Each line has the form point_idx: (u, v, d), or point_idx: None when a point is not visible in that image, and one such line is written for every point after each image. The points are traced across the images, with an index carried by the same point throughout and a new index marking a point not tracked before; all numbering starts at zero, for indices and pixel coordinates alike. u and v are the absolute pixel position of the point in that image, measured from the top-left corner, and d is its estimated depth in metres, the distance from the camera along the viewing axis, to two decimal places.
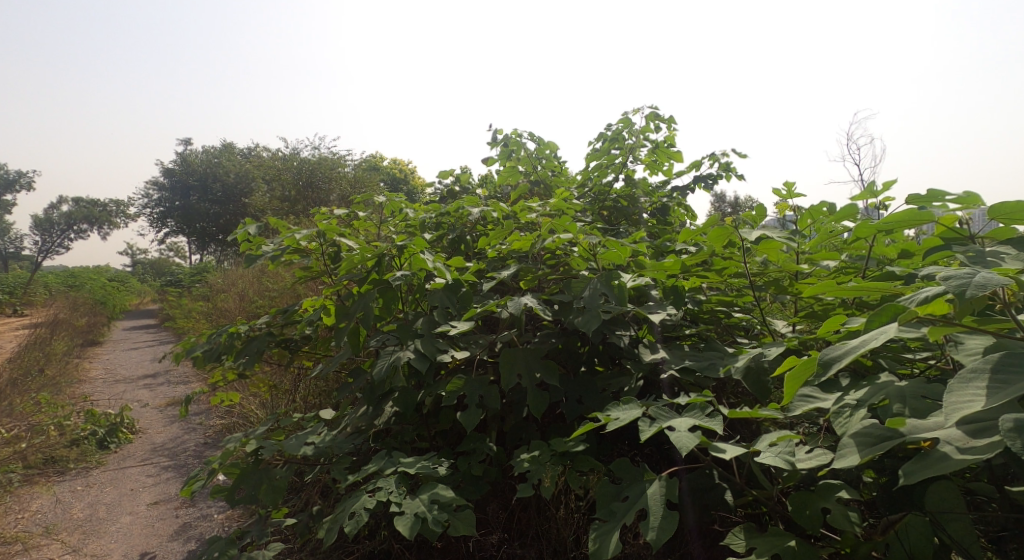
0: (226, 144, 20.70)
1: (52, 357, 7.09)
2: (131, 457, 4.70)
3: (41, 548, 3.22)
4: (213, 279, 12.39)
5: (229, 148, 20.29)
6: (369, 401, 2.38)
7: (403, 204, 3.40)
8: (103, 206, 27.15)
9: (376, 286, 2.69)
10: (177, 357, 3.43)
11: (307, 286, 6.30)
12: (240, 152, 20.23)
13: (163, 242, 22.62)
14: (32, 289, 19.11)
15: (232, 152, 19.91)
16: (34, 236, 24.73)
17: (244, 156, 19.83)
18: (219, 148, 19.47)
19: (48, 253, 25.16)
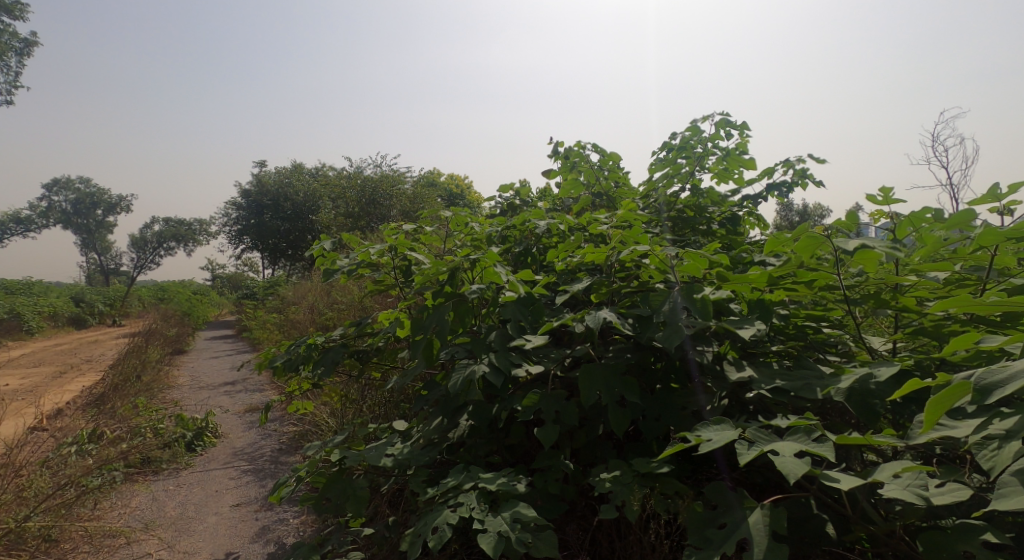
0: (295, 164, 21.85)
1: (146, 364, 7.69)
2: (215, 459, 5.00)
3: (140, 543, 3.47)
4: (286, 293, 13.09)
5: (298, 168, 21.42)
6: (444, 414, 2.42)
7: (468, 219, 3.45)
8: (190, 225, 29.36)
9: (450, 298, 2.74)
10: (259, 366, 3.62)
11: (373, 299, 6.52)
12: (309, 172, 21.33)
13: (241, 259, 24.20)
14: (128, 302, 20.93)
15: (301, 172, 21.04)
16: (130, 254, 27.26)
17: (311, 176, 20.87)
18: (289, 168, 20.59)
19: (141, 268, 27.56)
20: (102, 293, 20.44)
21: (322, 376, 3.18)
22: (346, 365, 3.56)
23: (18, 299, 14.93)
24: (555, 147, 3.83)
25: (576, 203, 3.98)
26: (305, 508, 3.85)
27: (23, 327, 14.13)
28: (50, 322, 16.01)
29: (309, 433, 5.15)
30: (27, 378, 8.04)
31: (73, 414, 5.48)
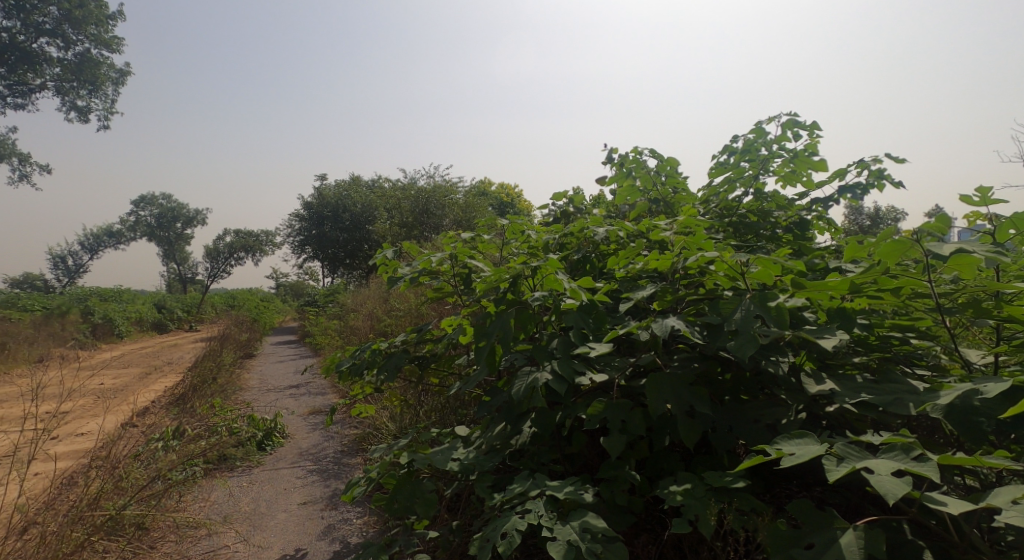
0: (353, 177, 22.63)
1: (220, 367, 8.16)
2: (283, 459, 5.24)
3: (219, 535, 3.68)
4: (345, 300, 13.60)
5: (356, 181, 22.22)
6: (507, 421, 2.44)
7: (525, 227, 3.47)
8: (258, 236, 31.07)
9: (511, 305, 2.76)
10: (326, 369, 3.77)
11: (428, 307, 6.67)
12: (366, 185, 22.10)
13: (304, 268, 25.36)
14: (203, 309, 22.36)
15: (359, 184, 21.80)
16: (205, 264, 29.12)
17: (368, 189, 21.60)
18: (348, 181, 21.38)
19: (214, 277, 29.40)
20: (180, 300, 21.93)
21: (386, 381, 3.27)
22: (407, 370, 3.65)
23: (108, 306, 16.22)
24: (611, 153, 3.79)
25: (632, 210, 3.92)
26: (367, 509, 3.96)
27: (113, 331, 15.34)
28: (135, 327, 17.29)
29: (369, 436, 5.31)
30: (118, 377, 8.72)
31: (158, 412, 5.88)
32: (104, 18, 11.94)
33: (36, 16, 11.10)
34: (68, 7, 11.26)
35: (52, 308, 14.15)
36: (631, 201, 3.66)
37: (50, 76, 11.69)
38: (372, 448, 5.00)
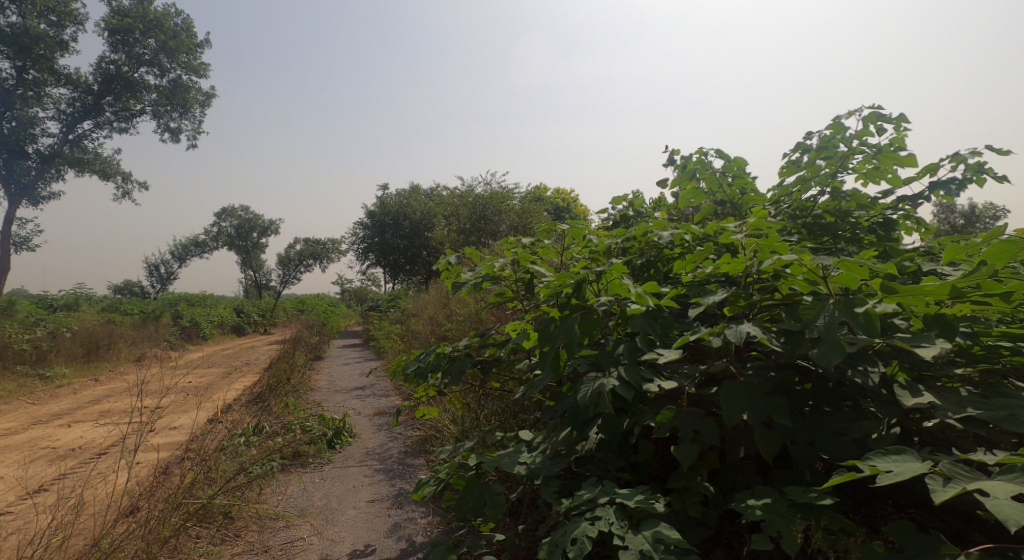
0: (412, 185, 23.22)
1: (293, 368, 8.59)
2: (352, 457, 5.44)
3: (296, 527, 3.87)
4: (406, 305, 13.96)
5: (416, 189, 22.82)
6: (573, 426, 2.42)
7: (586, 231, 3.43)
8: (325, 244, 32.49)
9: (575, 310, 2.74)
10: (393, 372, 3.88)
11: (488, 312, 6.74)
12: (425, 193, 22.65)
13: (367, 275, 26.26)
14: (276, 313, 23.64)
15: (418, 193, 22.37)
16: (278, 271, 30.78)
17: (428, 197, 22.12)
18: (409, 190, 21.98)
19: (286, 283, 31.00)
20: (257, 305, 23.31)
21: (450, 384, 3.32)
22: (469, 375, 3.70)
23: (194, 310, 17.46)
24: (673, 156, 3.70)
25: (696, 213, 3.80)
26: (431, 510, 4.04)
27: (198, 334, 16.49)
28: (217, 330, 18.51)
29: (432, 438, 5.42)
30: (203, 376, 9.35)
31: (239, 409, 6.26)
32: (192, 47, 12.86)
33: (137, 48, 12.14)
34: (163, 38, 12.27)
35: (147, 312, 15.41)
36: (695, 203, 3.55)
37: (147, 102, 12.72)
38: (435, 449, 5.09)
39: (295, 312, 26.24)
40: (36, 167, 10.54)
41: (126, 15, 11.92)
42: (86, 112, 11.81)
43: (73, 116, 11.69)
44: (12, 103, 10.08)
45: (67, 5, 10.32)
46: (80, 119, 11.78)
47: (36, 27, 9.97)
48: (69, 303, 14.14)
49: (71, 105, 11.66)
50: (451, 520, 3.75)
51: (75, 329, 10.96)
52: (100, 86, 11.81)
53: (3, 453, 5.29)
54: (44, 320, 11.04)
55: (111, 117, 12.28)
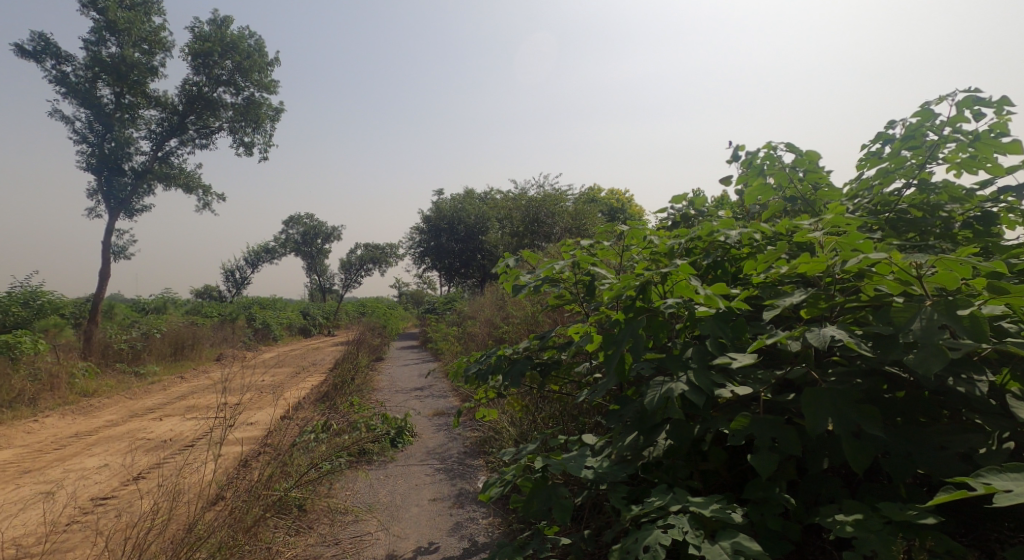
0: (467, 190, 23.42)
1: (356, 369, 8.88)
2: (414, 456, 5.56)
3: (364, 522, 4.00)
4: (462, 307, 14.13)
5: (469, 194, 22.98)
6: (640, 431, 2.37)
7: (647, 232, 3.36)
8: (384, 249, 33.42)
9: (640, 313, 2.67)
10: (454, 374, 3.93)
11: (544, 314, 6.71)
12: (480, 197, 22.84)
13: (423, 279, 26.83)
14: (338, 316, 24.57)
15: (473, 197, 22.61)
16: (340, 275, 31.98)
17: (482, 201, 22.31)
18: (462, 194, 22.02)
19: (348, 287, 32.15)
20: (322, 308, 24.31)
21: (511, 386, 3.33)
22: (529, 377, 3.69)
23: (267, 313, 18.47)
24: (737, 151, 3.55)
25: (762, 210, 3.62)
26: (492, 510, 4.06)
27: (270, 336, 17.42)
28: (286, 331, 19.50)
29: (491, 439, 5.46)
30: (275, 376, 9.84)
31: (309, 407, 6.55)
32: (265, 66, 13.59)
33: (216, 69, 13.00)
34: (239, 59, 13.06)
35: (225, 315, 16.40)
36: (762, 200, 3.39)
37: (225, 119, 13.58)
38: (494, 451, 5.13)
39: (357, 314, 27.23)
40: (131, 182, 11.48)
41: (206, 40, 12.78)
42: (172, 130, 12.77)
43: (161, 135, 12.65)
44: (110, 125, 11.05)
45: (156, 34, 11.20)
46: (167, 137, 12.73)
47: (131, 55, 10.87)
48: (158, 306, 15.31)
49: (160, 125, 12.63)
50: (512, 521, 3.77)
51: (164, 331, 11.83)
52: (185, 106, 12.73)
53: (106, 442, 5.79)
54: (137, 322, 12.00)
55: (193, 134, 13.19)
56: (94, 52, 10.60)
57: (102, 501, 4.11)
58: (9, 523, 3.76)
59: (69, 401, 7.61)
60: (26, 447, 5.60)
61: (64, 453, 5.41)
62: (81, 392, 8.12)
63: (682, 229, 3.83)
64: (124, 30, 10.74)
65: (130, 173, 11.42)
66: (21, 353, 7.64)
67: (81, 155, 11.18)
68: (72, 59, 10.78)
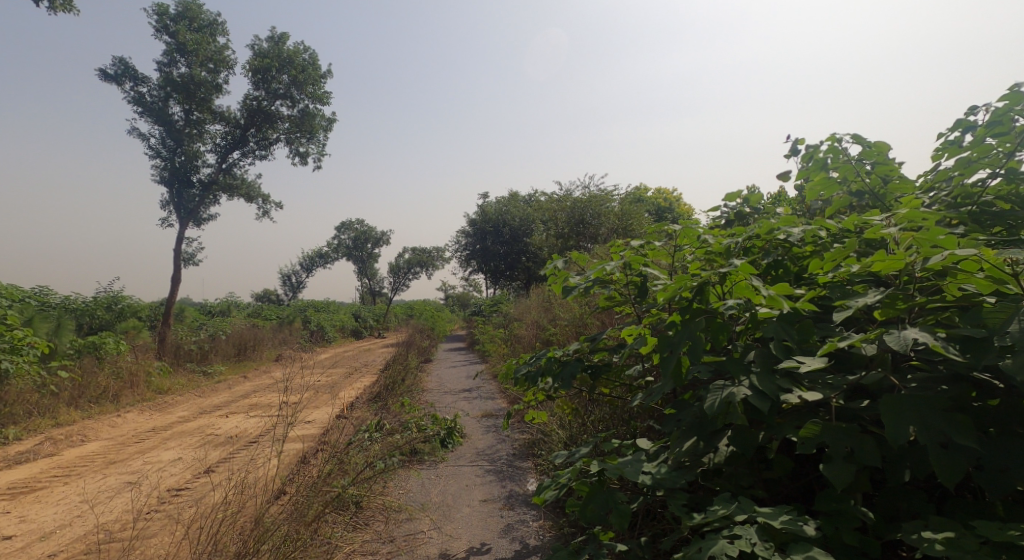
0: (512, 192, 23.43)
1: (406, 371, 9.04)
2: (463, 456, 5.60)
3: (417, 520, 4.06)
4: (508, 310, 14.17)
5: (514, 196, 22.94)
6: (700, 437, 2.30)
7: (701, 231, 3.25)
8: (431, 253, 33.95)
9: (697, 315, 2.58)
10: (504, 376, 3.92)
11: (592, 316, 6.63)
12: (525, 200, 22.84)
13: (470, 281, 27.09)
14: (388, 319, 25.15)
15: (518, 199, 22.63)
16: (389, 279, 32.76)
17: (527, 203, 22.30)
18: (508, 196, 21.97)
19: (397, 290, 32.84)
20: (372, 311, 24.96)
21: (561, 388, 3.29)
22: (579, 380, 3.64)
23: (321, 316, 19.12)
24: (796, 145, 3.39)
25: (825, 207, 3.44)
26: (543, 513, 4.04)
27: (324, 337, 18.02)
28: (339, 333, 20.13)
29: (539, 442, 5.43)
30: (330, 376, 10.16)
31: (362, 408, 6.72)
32: (319, 78, 14.10)
33: (274, 83, 13.59)
34: (295, 73, 13.61)
35: (283, 318, 17.08)
36: (824, 196, 3.22)
37: (282, 131, 14.18)
38: (543, 453, 5.10)
39: (404, 316, 27.79)
40: (199, 193, 12.15)
41: (265, 56, 13.40)
42: (235, 143, 13.44)
43: (225, 148, 13.35)
44: (180, 141, 11.74)
45: (220, 53, 11.82)
46: (230, 150, 13.42)
47: (198, 74, 11.53)
48: (223, 309, 16.15)
49: (224, 139, 13.34)
50: (563, 525, 3.73)
51: (228, 333, 12.44)
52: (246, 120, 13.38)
53: (179, 437, 6.13)
54: (204, 324, 12.69)
55: (254, 146, 13.84)
56: (167, 73, 11.32)
57: (178, 492, 4.35)
58: (97, 510, 4.05)
59: (146, 398, 8.13)
60: (109, 439, 6.01)
61: (143, 445, 5.78)
62: (157, 390, 8.64)
63: (737, 228, 3.69)
64: (192, 52, 11.40)
65: (198, 185, 12.10)
66: (105, 353, 8.21)
67: (155, 169, 11.94)
68: (146, 81, 11.53)
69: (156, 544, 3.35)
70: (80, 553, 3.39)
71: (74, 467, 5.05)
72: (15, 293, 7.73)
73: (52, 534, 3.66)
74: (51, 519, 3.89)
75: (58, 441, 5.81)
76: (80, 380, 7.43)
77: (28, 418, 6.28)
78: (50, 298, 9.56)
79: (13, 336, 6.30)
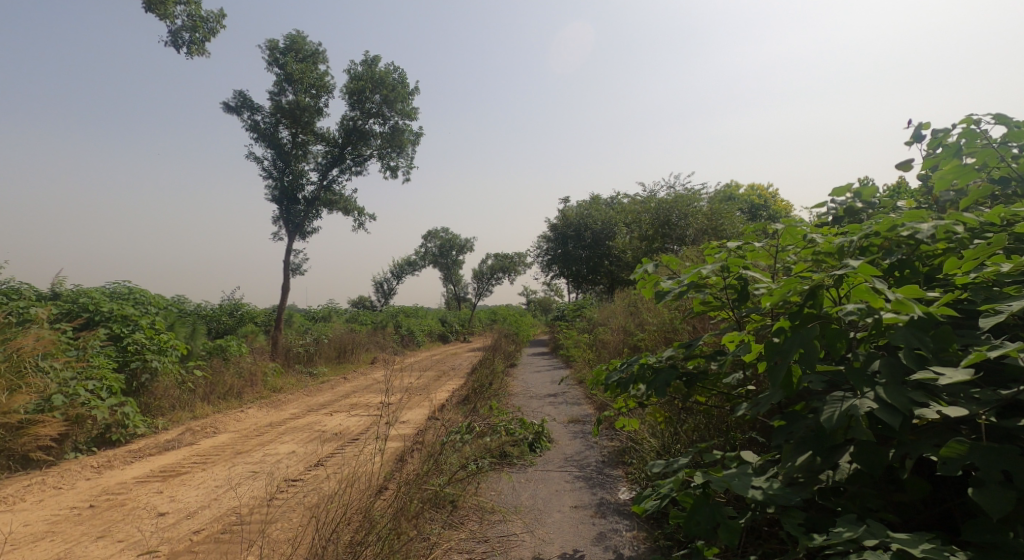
0: (594, 195, 23.14)
1: (493, 375, 9.19)
2: (552, 461, 5.58)
3: (511, 522, 4.10)
4: (592, 314, 13.97)
5: (596, 199, 22.66)
6: (817, 452, 2.13)
7: (806, 230, 3.02)
8: (513, 258, 34.31)
9: (809, 321, 2.40)
10: (594, 382, 3.85)
11: (682, 321, 6.37)
12: (606, 202, 22.48)
13: (552, 287, 27.08)
14: (472, 324, 25.71)
15: (599, 202, 22.31)
16: (473, 285, 33.51)
17: (608, 206, 21.95)
18: (589, 200, 21.77)
19: (480, 295, 33.45)
20: (458, 316, 25.63)
21: (656, 397, 3.18)
22: (673, 387, 3.50)
23: (411, 321, 19.91)
24: (920, 130, 3.07)
25: (958, 197, 3.08)
26: (636, 523, 3.93)
27: (415, 341, 18.76)
28: (428, 338, 20.88)
29: (629, 450, 5.29)
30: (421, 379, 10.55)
31: (453, 410, 6.90)
32: (408, 95, 14.77)
33: (367, 103, 14.41)
34: (386, 93, 14.36)
35: (377, 324, 18.00)
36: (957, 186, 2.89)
37: (376, 148, 15.01)
38: (633, 462, 4.96)
39: (487, 322, 28.32)
40: (304, 209, 13.15)
41: (360, 79, 14.24)
42: (334, 161, 14.42)
43: (326, 166, 14.35)
44: (289, 162, 12.78)
45: (322, 80, 12.71)
46: (330, 167, 14.41)
47: (304, 101, 12.49)
48: (325, 315, 17.31)
49: (325, 158, 14.35)
50: (658, 537, 3.61)
51: (330, 337, 13.30)
52: (343, 140, 14.31)
53: (292, 432, 6.65)
54: (309, 329, 13.68)
55: (350, 163, 14.76)
56: (277, 101, 12.38)
57: (293, 482, 4.71)
58: (229, 495, 4.48)
59: (263, 396, 8.89)
60: (235, 432, 6.64)
61: (262, 439, 6.32)
62: (272, 389, 9.43)
63: (850, 225, 3.40)
64: (298, 80, 12.37)
65: (304, 201, 13.09)
66: (230, 354, 9.08)
67: (268, 188, 13.08)
68: (260, 109, 12.68)
69: (281, 530, 3.65)
70: (218, 532, 3.77)
71: (209, 455, 5.63)
72: (158, 302, 8.78)
73: (196, 514, 4.10)
74: (192, 501, 4.36)
75: (195, 431, 6.50)
76: (210, 378, 8.27)
77: (172, 410, 7.09)
78: (185, 305, 10.74)
79: (160, 339, 7.14)
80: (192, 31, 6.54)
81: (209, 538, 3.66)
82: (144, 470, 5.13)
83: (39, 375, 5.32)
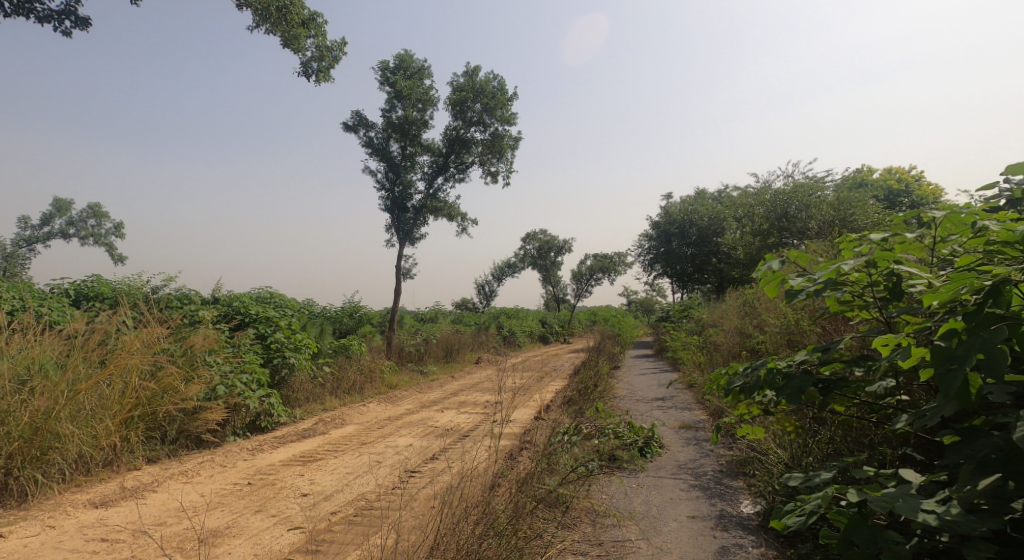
0: (699, 190, 21.93)
1: (597, 377, 9.01)
2: (664, 468, 5.34)
3: (626, 528, 3.98)
4: (700, 316, 13.25)
5: (703, 194, 21.45)
6: (1011, 476, 1.80)
7: (976, 217, 2.59)
8: (615, 258, 33.54)
9: (991, 322, 2.04)
10: (712, 387, 3.58)
11: (806, 323, 5.82)
12: (714, 197, 21.19)
13: (657, 287, 26.11)
14: (572, 325, 25.52)
15: (705, 197, 21.09)
16: (573, 286, 33.25)
17: (716, 200, 20.70)
18: (694, 195, 20.65)
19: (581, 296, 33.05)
20: (559, 318, 25.54)
21: (790, 404, 2.88)
22: (807, 395, 3.16)
23: (513, 322, 20.18)
24: None
25: None
26: (764, 540, 3.64)
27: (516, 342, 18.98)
28: (529, 339, 21.03)
29: (750, 461, 4.92)
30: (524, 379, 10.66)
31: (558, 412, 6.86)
32: (507, 102, 15.03)
33: (469, 112, 14.87)
34: (487, 101, 14.74)
35: (481, 325, 18.49)
36: None
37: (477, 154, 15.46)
38: (756, 473, 4.61)
39: (589, 323, 27.97)
40: (413, 217, 13.87)
41: (462, 90, 14.74)
42: (439, 170, 15.06)
43: (432, 175, 15.03)
44: (399, 173, 13.56)
45: (428, 94, 13.33)
46: (436, 176, 15.07)
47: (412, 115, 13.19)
48: (432, 316, 18.10)
49: (431, 167, 15.03)
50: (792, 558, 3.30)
51: (439, 337, 13.88)
52: (448, 149, 14.89)
53: (409, 426, 7.02)
54: (421, 330, 14.38)
55: (454, 171, 15.33)
56: (388, 117, 13.17)
57: (412, 473, 4.95)
58: (358, 481, 4.82)
59: (381, 392, 9.48)
60: (360, 424, 7.14)
61: (382, 431, 6.74)
62: (388, 386, 10.03)
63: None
64: (407, 96, 13.08)
65: (413, 209, 13.81)
66: (353, 353, 9.80)
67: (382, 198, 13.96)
68: (374, 126, 13.57)
69: (408, 518, 3.86)
70: (350, 515, 4.06)
71: (337, 445, 6.12)
72: (292, 304, 9.69)
73: (332, 497, 4.46)
74: (328, 485, 4.76)
75: (325, 422, 7.10)
76: (337, 374, 8.99)
77: (306, 402, 7.80)
78: (314, 307, 11.77)
79: (296, 338, 7.89)
80: (319, 60, 7.15)
81: (343, 520, 3.95)
82: (288, 455, 5.70)
83: (206, 368, 6.10)
